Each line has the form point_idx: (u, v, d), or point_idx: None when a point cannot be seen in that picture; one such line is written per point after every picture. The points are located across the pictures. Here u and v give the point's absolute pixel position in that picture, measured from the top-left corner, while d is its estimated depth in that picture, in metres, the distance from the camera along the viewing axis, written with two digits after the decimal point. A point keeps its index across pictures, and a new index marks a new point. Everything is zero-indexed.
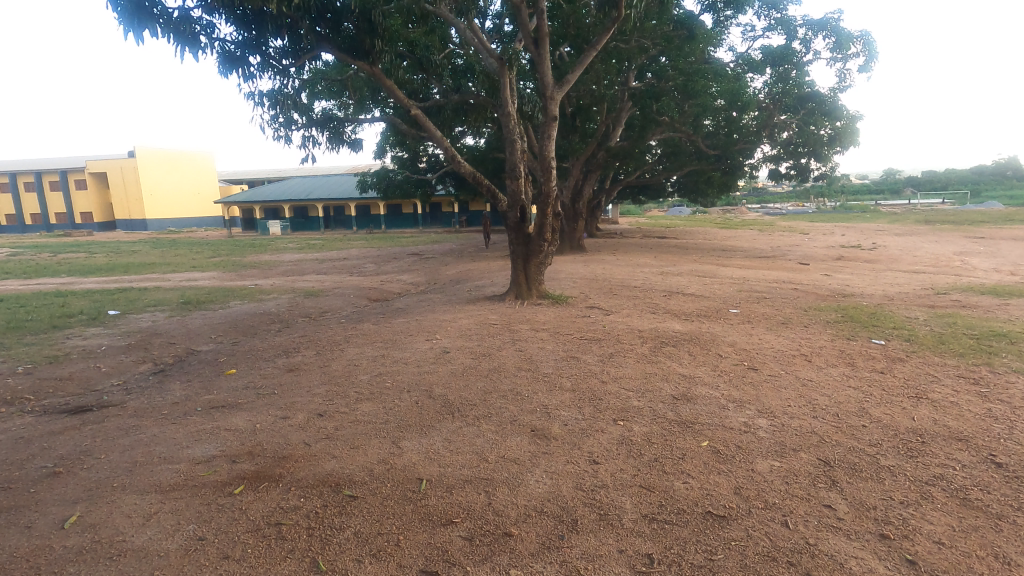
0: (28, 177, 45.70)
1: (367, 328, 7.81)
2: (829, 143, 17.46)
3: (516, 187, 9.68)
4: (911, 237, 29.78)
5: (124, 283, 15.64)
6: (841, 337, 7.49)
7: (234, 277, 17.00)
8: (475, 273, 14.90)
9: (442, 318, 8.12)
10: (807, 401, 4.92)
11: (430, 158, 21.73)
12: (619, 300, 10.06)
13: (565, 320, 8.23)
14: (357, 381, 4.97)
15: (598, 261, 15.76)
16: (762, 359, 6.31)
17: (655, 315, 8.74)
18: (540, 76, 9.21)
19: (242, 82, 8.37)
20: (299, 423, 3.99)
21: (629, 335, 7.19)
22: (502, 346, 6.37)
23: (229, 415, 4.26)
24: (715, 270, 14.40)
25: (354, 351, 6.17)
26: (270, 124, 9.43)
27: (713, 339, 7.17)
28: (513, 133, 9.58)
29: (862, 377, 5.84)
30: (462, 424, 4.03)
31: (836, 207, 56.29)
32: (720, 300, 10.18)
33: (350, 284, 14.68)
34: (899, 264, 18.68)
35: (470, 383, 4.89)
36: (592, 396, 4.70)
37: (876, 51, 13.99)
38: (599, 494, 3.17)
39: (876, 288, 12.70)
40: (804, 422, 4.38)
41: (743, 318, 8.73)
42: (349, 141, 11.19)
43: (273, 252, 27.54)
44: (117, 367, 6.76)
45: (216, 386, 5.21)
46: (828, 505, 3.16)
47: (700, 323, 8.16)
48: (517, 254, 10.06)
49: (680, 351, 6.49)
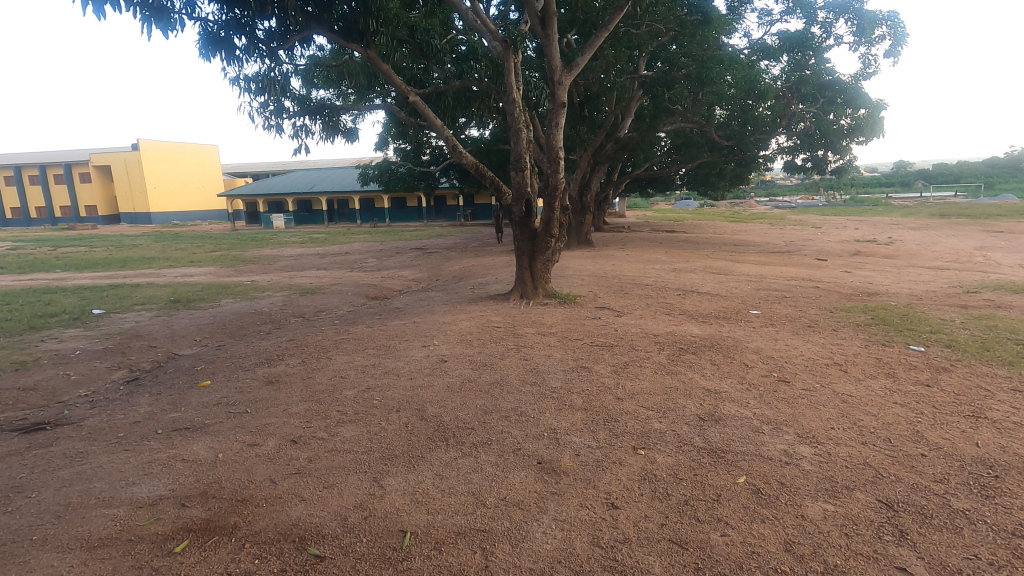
0: (32, 171, 45.49)
1: (360, 331, 7.24)
2: (849, 134, 16.66)
3: (521, 179, 9.05)
4: (927, 232, 28.84)
5: (118, 279, 15.22)
6: (874, 343, 6.86)
7: (230, 272, 16.50)
8: (479, 269, 14.33)
9: (441, 320, 7.56)
10: (851, 422, 4.32)
11: (433, 150, 21.12)
12: (631, 300, 9.45)
13: (573, 322, 7.63)
14: (340, 398, 4.40)
15: (607, 257, 15.16)
16: (793, 369, 5.72)
17: (670, 317, 8.14)
18: (549, 59, 8.56)
19: (226, 66, 7.77)
20: (268, 453, 3.43)
21: (643, 340, 6.60)
22: (506, 354, 5.78)
23: (188, 441, 3.69)
24: (730, 267, 13.72)
25: (342, 360, 5.61)
26: (260, 113, 8.85)
27: (735, 345, 6.56)
28: (519, 121, 8.97)
29: (907, 391, 5.23)
30: (457, 454, 3.46)
31: (846, 200, 55.21)
32: (739, 300, 9.55)
33: (349, 281, 14.15)
34: (921, 260, 17.88)
35: (468, 401, 4.32)
36: (608, 417, 4.13)
37: (903, 33, 13.21)
38: (621, 552, 2.59)
39: (901, 286, 12.02)
40: (853, 450, 3.80)
41: (765, 320, 8.10)
42: (345, 131, 10.60)
43: (274, 246, 26.98)
44: (88, 375, 6.23)
45: (185, 402, 4.65)
46: (901, 568, 2.58)
47: (719, 327, 7.55)
48: (522, 251, 9.45)
49: (701, 360, 5.88)
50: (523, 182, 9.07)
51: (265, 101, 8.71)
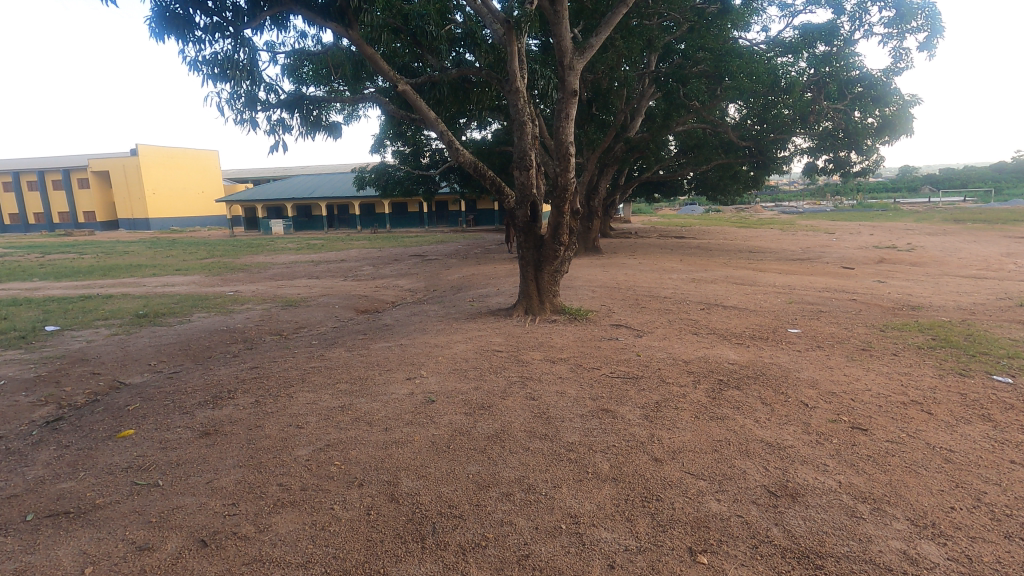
0: (30, 177, 44.85)
1: (337, 356, 6.13)
2: (875, 133, 15.32)
3: (525, 179, 7.98)
4: (945, 238, 27.65)
5: (94, 289, 14.18)
6: (948, 372, 5.71)
7: (214, 282, 15.43)
8: (480, 278, 13.27)
9: (433, 342, 6.47)
10: (975, 498, 3.18)
11: (433, 152, 20.11)
12: (650, 316, 8.33)
13: (586, 344, 6.52)
14: (289, 462, 3.32)
15: (617, 265, 14.09)
16: (865, 410, 4.61)
17: (699, 338, 7.02)
18: (557, 40, 7.47)
19: (186, 48, 6.69)
20: (161, 570, 2.35)
21: (672, 370, 5.48)
22: (509, 392, 4.68)
23: (57, 541, 2.60)
24: (754, 276, 12.64)
25: (304, 401, 4.49)
26: (230, 104, 7.80)
27: (785, 376, 5.43)
28: (523, 113, 7.88)
29: (1020, 442, 4.08)
30: (436, 569, 2.37)
31: (856, 204, 54.32)
32: (772, 316, 8.43)
33: (339, 291, 13.10)
34: (950, 268, 16.74)
35: (457, 468, 3.23)
36: (648, 494, 3.04)
37: (942, 25, 12.01)
38: None
39: (944, 298, 10.93)
40: (1000, 551, 2.68)
41: (809, 341, 6.96)
42: (327, 126, 9.53)
43: (269, 253, 25.91)
44: (3, 413, 5.12)
45: (88, 464, 3.54)
46: None
47: (758, 350, 6.45)
48: (527, 261, 8.39)
49: (749, 398, 4.75)
50: (528, 183, 8.00)
51: (235, 91, 7.66)
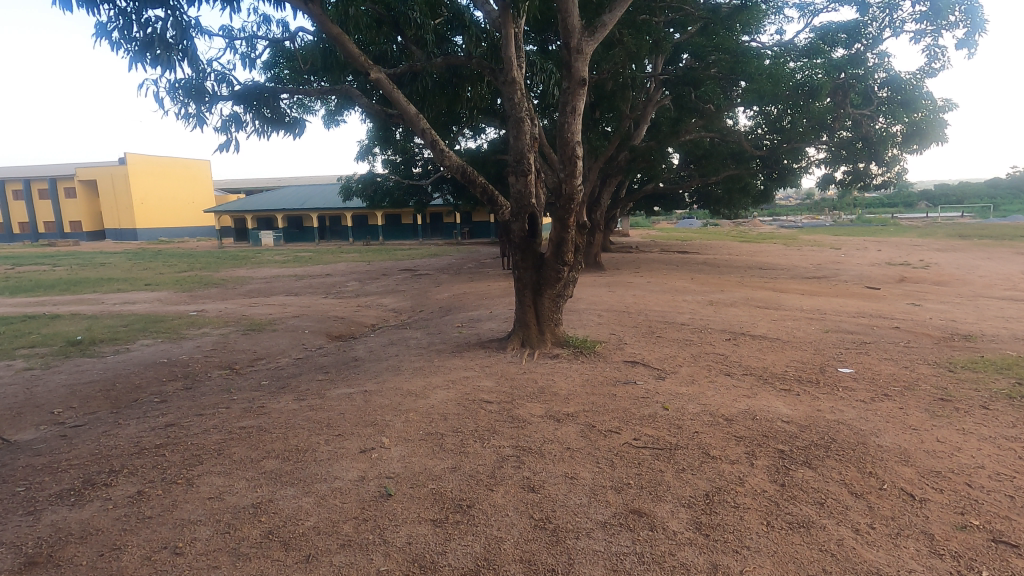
0: (15, 185, 43.45)
1: (282, 408, 4.79)
2: (903, 141, 14.09)
3: (522, 186, 6.70)
4: (959, 254, 26.59)
5: (45, 307, 12.73)
6: None
7: (182, 299, 14.06)
8: (471, 298, 11.98)
9: (406, 388, 5.16)
10: None
11: (425, 161, 18.78)
12: (669, 349, 7.04)
13: (597, 391, 5.19)
14: None
15: (624, 285, 12.83)
16: (995, 504, 3.32)
17: (734, 381, 5.73)
18: (562, 17, 6.23)
19: (102, 22, 5.41)
20: None
21: (713, 435, 4.15)
22: (499, 476, 3.37)
23: None
24: (776, 298, 11.39)
25: (207, 492, 3.16)
26: (171, 95, 6.52)
27: (865, 443, 4.14)
28: (519, 107, 6.62)
29: None
30: None
31: (855, 220, 53.76)
32: (813, 350, 7.14)
33: (315, 312, 11.76)
34: (979, 288, 15.57)
35: None
36: None
37: (983, 19, 10.86)
38: None
39: (992, 324, 9.71)
40: None
41: (869, 386, 5.69)
42: (294, 124, 8.22)
43: (252, 266, 24.46)
44: None
45: None
46: None
47: (812, 400, 5.16)
48: (524, 283, 7.10)
49: (830, 484, 3.45)
50: (525, 192, 6.72)
51: (175, 80, 6.40)
